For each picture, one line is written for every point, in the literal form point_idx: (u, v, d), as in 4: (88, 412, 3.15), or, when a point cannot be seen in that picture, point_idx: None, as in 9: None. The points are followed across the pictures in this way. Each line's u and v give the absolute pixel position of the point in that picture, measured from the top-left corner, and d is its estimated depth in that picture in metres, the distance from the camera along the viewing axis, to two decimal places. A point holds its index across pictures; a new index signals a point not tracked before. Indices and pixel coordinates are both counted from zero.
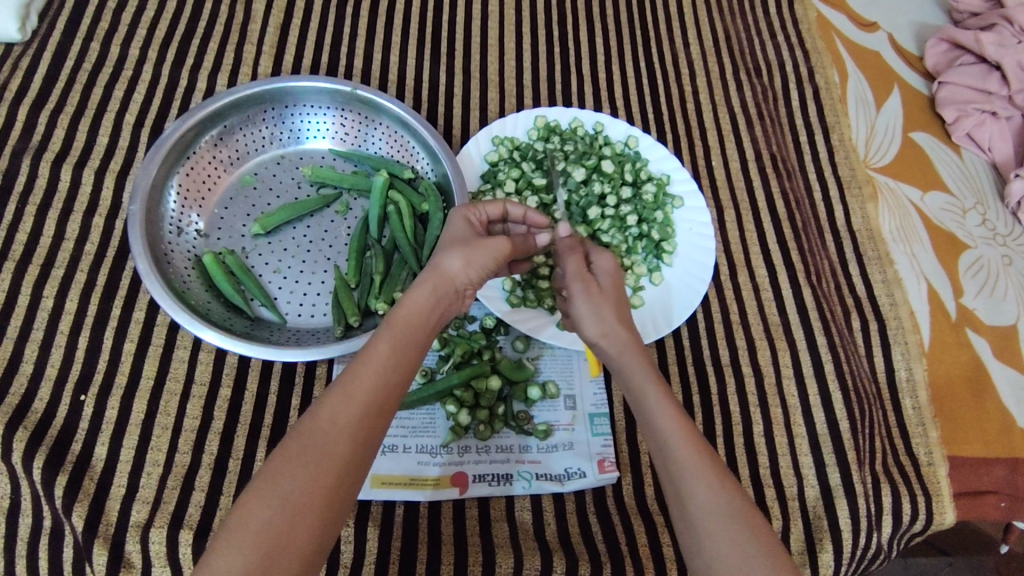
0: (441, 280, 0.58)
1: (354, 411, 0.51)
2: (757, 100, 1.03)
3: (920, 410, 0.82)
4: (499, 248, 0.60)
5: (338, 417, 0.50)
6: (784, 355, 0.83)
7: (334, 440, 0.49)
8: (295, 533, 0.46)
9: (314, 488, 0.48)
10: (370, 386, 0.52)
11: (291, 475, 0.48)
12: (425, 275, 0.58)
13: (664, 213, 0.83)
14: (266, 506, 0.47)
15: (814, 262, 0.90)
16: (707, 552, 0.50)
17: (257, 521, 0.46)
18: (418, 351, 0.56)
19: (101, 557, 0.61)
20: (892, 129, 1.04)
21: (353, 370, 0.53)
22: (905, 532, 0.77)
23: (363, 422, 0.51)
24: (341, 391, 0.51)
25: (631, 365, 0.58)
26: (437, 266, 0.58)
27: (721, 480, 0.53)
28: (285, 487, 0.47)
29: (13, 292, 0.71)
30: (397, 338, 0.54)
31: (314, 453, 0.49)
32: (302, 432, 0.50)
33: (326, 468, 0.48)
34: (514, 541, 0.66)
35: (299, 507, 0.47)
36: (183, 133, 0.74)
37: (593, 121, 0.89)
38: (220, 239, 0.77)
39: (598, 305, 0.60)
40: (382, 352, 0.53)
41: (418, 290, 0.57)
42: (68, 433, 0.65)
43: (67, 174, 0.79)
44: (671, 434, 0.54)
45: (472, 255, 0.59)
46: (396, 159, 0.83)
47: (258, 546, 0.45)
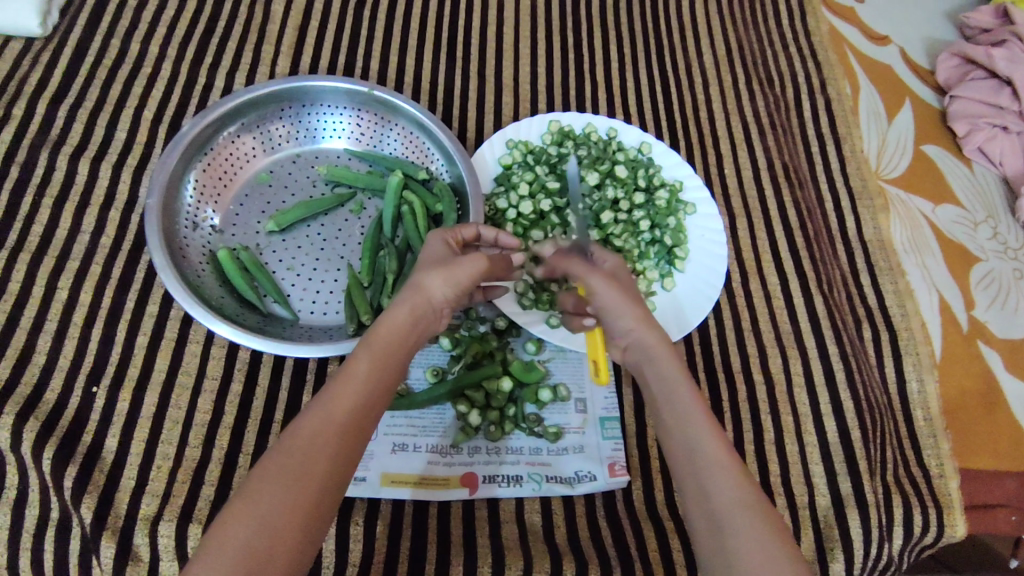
0: (419, 299, 0.58)
1: (333, 428, 0.50)
2: (770, 110, 1.03)
3: (931, 422, 0.82)
4: (478, 264, 0.59)
5: (316, 436, 0.50)
6: (795, 363, 0.83)
7: (314, 458, 0.49)
8: (273, 553, 0.46)
9: (292, 509, 0.47)
10: (349, 406, 0.52)
11: (272, 492, 0.47)
12: (404, 295, 0.57)
13: (676, 219, 0.84)
14: (246, 524, 0.46)
15: (826, 271, 0.90)
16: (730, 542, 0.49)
17: (236, 540, 0.45)
18: (396, 371, 0.56)
19: (109, 550, 0.61)
20: (903, 141, 1.04)
21: (332, 388, 0.52)
22: (917, 544, 0.76)
23: (345, 440, 0.51)
24: (321, 408, 0.51)
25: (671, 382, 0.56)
26: (418, 287, 0.58)
27: (765, 515, 0.50)
28: (265, 505, 0.47)
29: (27, 283, 0.72)
30: (376, 359, 0.54)
31: (292, 472, 0.48)
32: (280, 450, 0.50)
33: (306, 486, 0.48)
34: (523, 544, 0.66)
35: (277, 528, 0.46)
36: (202, 129, 0.74)
37: (606, 127, 0.90)
38: (235, 236, 0.77)
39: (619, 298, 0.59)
40: (361, 373, 0.53)
41: (398, 309, 0.57)
42: (79, 425, 0.65)
43: (85, 168, 0.79)
44: (715, 469, 0.52)
45: (451, 272, 0.58)
46: (411, 160, 0.83)
47: (236, 564, 0.44)
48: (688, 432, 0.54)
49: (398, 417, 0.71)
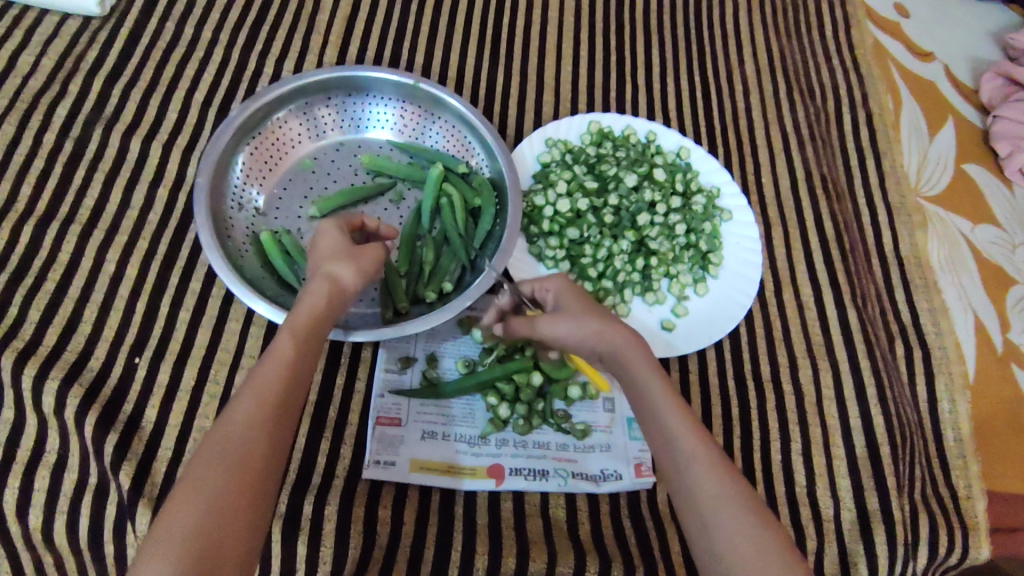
0: (334, 287, 0.60)
1: (266, 410, 0.52)
2: (810, 120, 1.02)
3: (961, 442, 0.81)
4: (377, 252, 0.65)
5: (250, 419, 0.51)
6: (825, 375, 0.83)
7: (251, 440, 0.50)
8: (227, 530, 0.47)
9: (238, 486, 0.48)
10: (279, 387, 0.54)
11: (213, 477, 0.48)
12: (318, 283, 0.60)
13: (712, 225, 0.85)
14: (190, 513, 0.46)
15: (861, 285, 0.89)
16: (709, 525, 0.53)
17: (183, 530, 0.46)
18: (316, 353, 0.58)
19: (145, 517, 0.63)
20: (945, 159, 1.03)
21: (257, 375, 0.54)
22: (940, 565, 0.76)
23: (277, 419, 0.53)
24: (251, 394, 0.53)
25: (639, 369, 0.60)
26: (331, 276, 0.61)
27: (738, 494, 0.53)
28: (210, 492, 0.47)
29: (77, 254, 0.74)
30: (298, 342, 0.57)
31: (233, 455, 0.49)
32: (214, 439, 0.50)
33: (250, 465, 0.50)
34: (547, 537, 0.66)
35: (227, 507, 0.47)
36: (252, 112, 0.76)
37: (646, 130, 0.90)
38: (278, 219, 0.79)
39: (577, 317, 0.62)
40: (287, 355, 0.55)
41: (313, 295, 0.59)
42: (120, 395, 0.67)
43: (136, 146, 0.82)
44: (687, 446, 0.56)
45: (360, 262, 0.63)
46: (452, 154, 0.84)
47: (187, 554, 0.45)
48: (660, 417, 0.57)
49: (429, 406, 0.72)
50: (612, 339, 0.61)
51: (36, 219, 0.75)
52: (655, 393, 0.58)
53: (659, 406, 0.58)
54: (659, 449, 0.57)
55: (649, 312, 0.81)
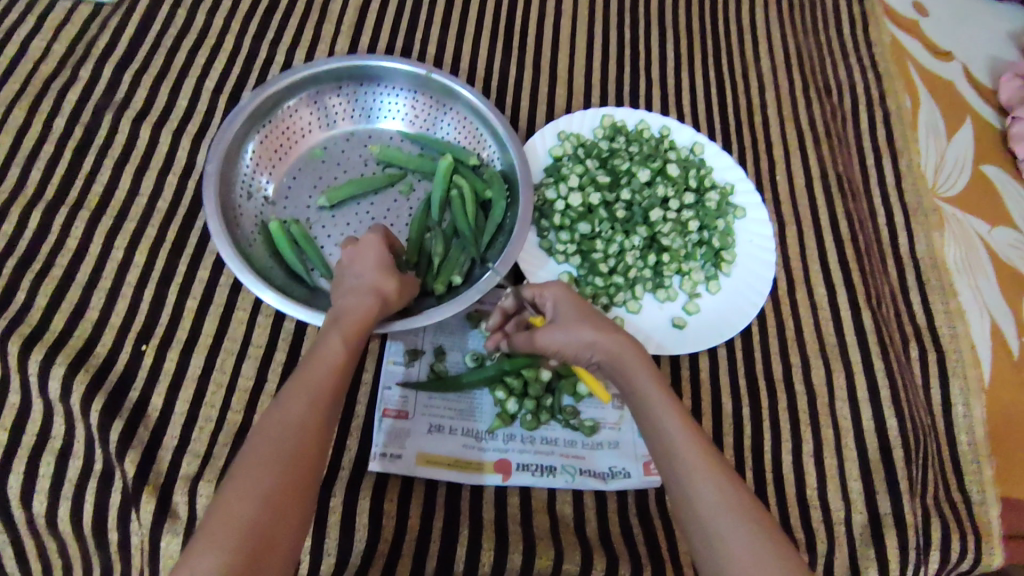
0: (385, 293, 0.61)
1: (320, 410, 0.53)
2: (826, 118, 1.01)
3: (976, 447, 0.80)
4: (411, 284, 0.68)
5: (306, 417, 0.52)
6: (838, 376, 0.81)
7: (306, 440, 0.51)
8: (281, 529, 0.47)
9: (293, 486, 0.49)
10: (330, 385, 0.54)
11: (271, 473, 0.48)
12: (370, 288, 0.61)
13: (726, 222, 0.83)
14: (249, 506, 0.46)
15: (875, 286, 0.88)
16: (717, 541, 0.51)
17: (240, 523, 0.46)
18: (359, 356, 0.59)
19: (149, 505, 0.63)
20: (962, 159, 1.01)
21: (310, 370, 0.54)
22: (952, 570, 0.74)
23: (326, 419, 0.53)
24: (306, 391, 0.53)
25: (636, 376, 0.59)
26: (384, 286, 0.61)
27: (742, 504, 0.52)
28: (266, 485, 0.47)
29: (85, 240, 0.74)
30: (351, 343, 0.57)
31: (289, 453, 0.50)
32: (272, 434, 0.50)
33: (303, 466, 0.50)
34: (554, 534, 0.66)
35: (283, 506, 0.48)
36: (263, 101, 0.75)
37: (659, 125, 0.89)
38: (286, 208, 0.78)
39: (574, 328, 0.61)
40: (341, 355, 0.56)
41: (364, 297, 0.59)
42: (126, 382, 0.67)
43: (146, 133, 0.81)
44: (688, 459, 0.54)
45: (404, 287, 0.65)
46: (463, 146, 0.84)
47: (241, 547, 0.45)
48: (658, 426, 0.57)
49: (436, 399, 0.72)
50: (606, 347, 0.60)
51: (46, 204, 0.75)
52: (653, 400, 0.58)
53: (657, 415, 0.57)
54: (659, 458, 0.57)
55: (660, 309, 0.80)
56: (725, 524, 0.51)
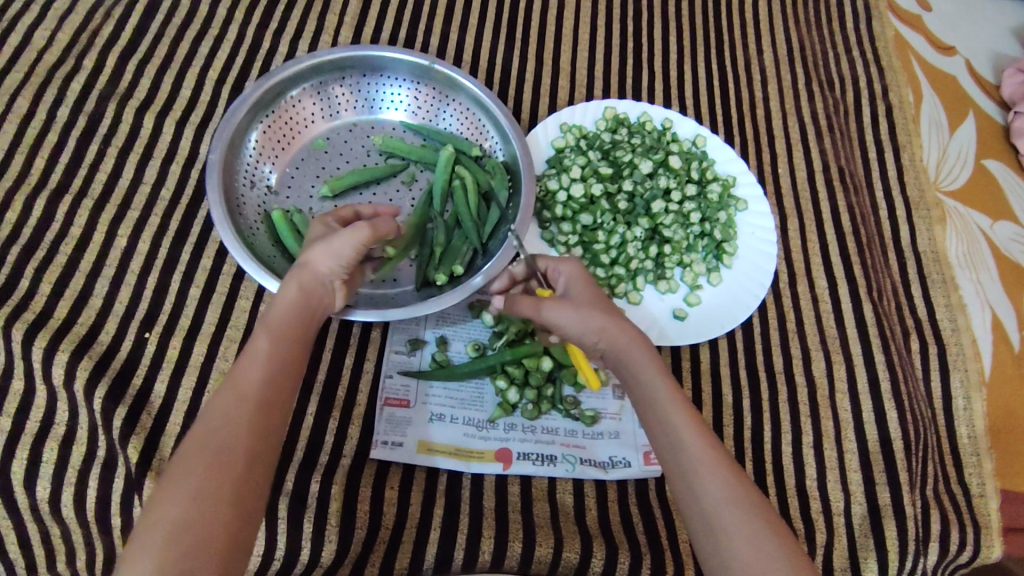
0: (307, 277, 0.60)
1: (242, 407, 0.52)
2: (829, 112, 1.01)
3: (975, 439, 0.80)
4: (359, 234, 0.60)
5: (225, 417, 0.52)
6: (839, 369, 0.82)
7: (227, 437, 0.51)
8: (207, 526, 0.47)
9: (215, 483, 0.48)
10: (258, 382, 0.54)
11: (192, 476, 0.48)
12: (292, 275, 0.60)
13: (727, 214, 0.83)
14: (171, 507, 0.47)
15: (876, 279, 0.88)
16: (718, 534, 0.52)
17: (162, 531, 0.46)
18: (297, 349, 0.58)
19: (152, 491, 0.63)
20: (964, 154, 1.01)
21: (237, 372, 0.55)
22: (951, 563, 0.74)
23: (254, 414, 0.53)
24: (226, 393, 0.53)
25: (643, 371, 0.58)
26: (304, 267, 0.60)
27: (747, 502, 0.53)
28: (188, 487, 0.48)
29: (89, 228, 0.74)
30: (275, 339, 0.57)
31: (210, 453, 0.50)
32: (194, 439, 0.51)
33: (226, 462, 0.50)
34: (554, 522, 0.66)
35: (204, 504, 0.48)
36: (266, 90, 0.76)
37: (661, 117, 0.89)
38: (289, 198, 0.79)
39: (584, 310, 0.60)
40: (262, 353, 0.56)
41: (288, 291, 0.59)
42: (129, 369, 0.68)
43: (150, 122, 0.82)
44: (695, 452, 0.54)
45: (332, 242, 0.60)
46: (465, 137, 0.84)
47: (166, 550, 0.45)
48: (662, 419, 0.56)
49: (438, 388, 0.72)
50: (616, 337, 0.60)
51: (49, 192, 0.75)
52: (659, 394, 0.57)
53: (663, 409, 0.57)
54: (662, 451, 0.56)
55: (661, 300, 0.81)
56: (731, 520, 0.52)
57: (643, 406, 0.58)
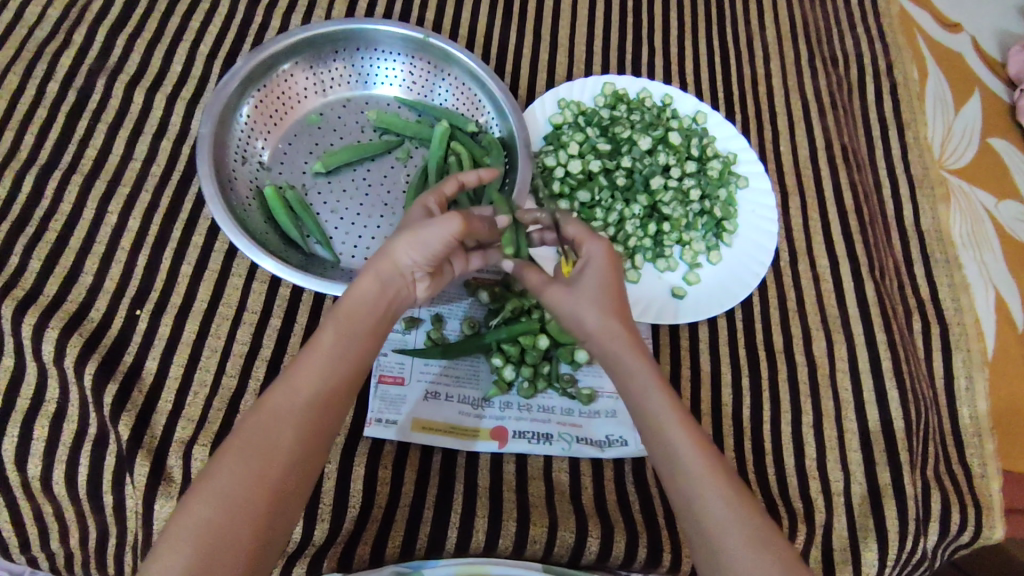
0: (384, 265, 0.57)
1: (299, 403, 0.52)
2: (832, 89, 0.99)
3: (977, 420, 0.79)
4: (449, 228, 0.54)
5: (280, 409, 0.51)
6: (839, 348, 0.81)
7: (275, 432, 0.50)
8: (238, 526, 0.47)
9: (254, 481, 0.48)
10: (314, 378, 0.53)
11: (233, 468, 0.49)
12: (371, 261, 0.57)
13: (727, 192, 0.82)
14: (204, 504, 0.47)
15: (879, 257, 0.87)
16: (719, 555, 0.50)
17: (196, 522, 0.47)
18: (365, 342, 0.56)
19: (143, 468, 0.63)
20: (970, 132, 0.99)
21: (299, 362, 0.54)
22: (951, 543, 0.74)
23: (310, 410, 0.52)
24: (286, 384, 0.53)
25: (638, 375, 0.56)
26: (386, 254, 0.56)
27: (748, 521, 0.51)
28: (227, 481, 0.48)
29: (79, 204, 0.73)
30: (341, 330, 0.55)
31: (256, 447, 0.50)
32: (246, 427, 0.51)
33: (270, 459, 0.49)
34: (549, 501, 0.65)
35: (239, 502, 0.48)
36: (257, 65, 0.74)
37: (661, 93, 0.87)
38: (282, 174, 0.77)
39: (580, 305, 0.58)
40: (326, 343, 0.54)
41: (363, 279, 0.57)
42: (120, 346, 0.67)
43: (140, 97, 0.80)
44: (694, 468, 0.52)
45: (415, 236, 0.55)
46: (461, 112, 0.82)
47: (198, 543, 0.46)
48: (659, 429, 0.55)
49: (433, 365, 0.71)
50: (614, 345, 0.57)
51: (39, 168, 0.74)
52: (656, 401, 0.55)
53: (659, 418, 0.55)
54: (662, 465, 0.54)
55: (659, 278, 0.79)
56: (734, 536, 0.50)
57: (643, 418, 0.56)
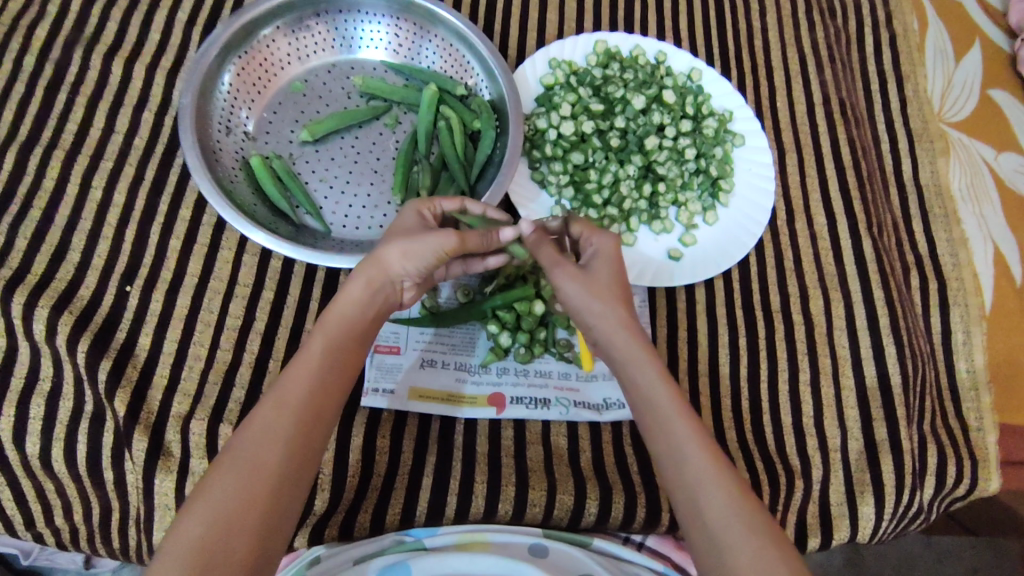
0: (375, 272, 0.56)
1: (289, 415, 0.51)
2: (830, 41, 0.97)
3: (974, 374, 0.79)
4: (443, 242, 0.55)
5: (269, 422, 0.50)
6: (837, 306, 0.80)
7: (266, 445, 0.49)
8: (234, 540, 0.46)
9: (249, 494, 0.47)
10: (303, 389, 0.52)
11: (225, 483, 0.47)
12: (360, 268, 0.56)
13: (723, 150, 0.80)
14: (197, 521, 0.46)
15: (877, 214, 0.86)
16: (724, 552, 0.48)
17: (189, 539, 0.45)
18: (352, 352, 0.56)
19: (141, 443, 0.63)
20: (969, 86, 0.95)
21: (287, 375, 0.53)
22: (947, 495, 0.74)
23: (301, 421, 0.51)
24: (274, 397, 0.52)
25: (638, 362, 0.55)
26: (373, 262, 0.56)
27: (755, 518, 0.49)
28: (220, 496, 0.47)
29: (62, 181, 0.72)
30: (330, 340, 0.54)
31: (247, 461, 0.48)
32: (236, 443, 0.50)
33: (263, 473, 0.48)
34: (547, 466, 0.66)
35: (233, 515, 0.46)
36: (237, 30, 0.72)
37: (655, 50, 0.85)
38: (268, 143, 0.76)
39: (596, 292, 0.56)
40: (314, 354, 0.54)
41: (351, 288, 0.56)
42: (113, 323, 0.66)
43: (118, 68, 0.78)
44: (697, 465, 0.51)
45: (410, 247, 0.55)
46: (449, 75, 0.80)
47: (192, 561, 0.44)
48: (659, 417, 0.53)
49: (427, 333, 0.70)
50: (620, 338, 0.56)
51: (19, 145, 0.73)
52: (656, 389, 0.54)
53: (659, 407, 0.54)
54: (663, 465, 0.53)
55: (656, 241, 0.78)
56: (738, 535, 0.48)
57: (643, 417, 0.55)
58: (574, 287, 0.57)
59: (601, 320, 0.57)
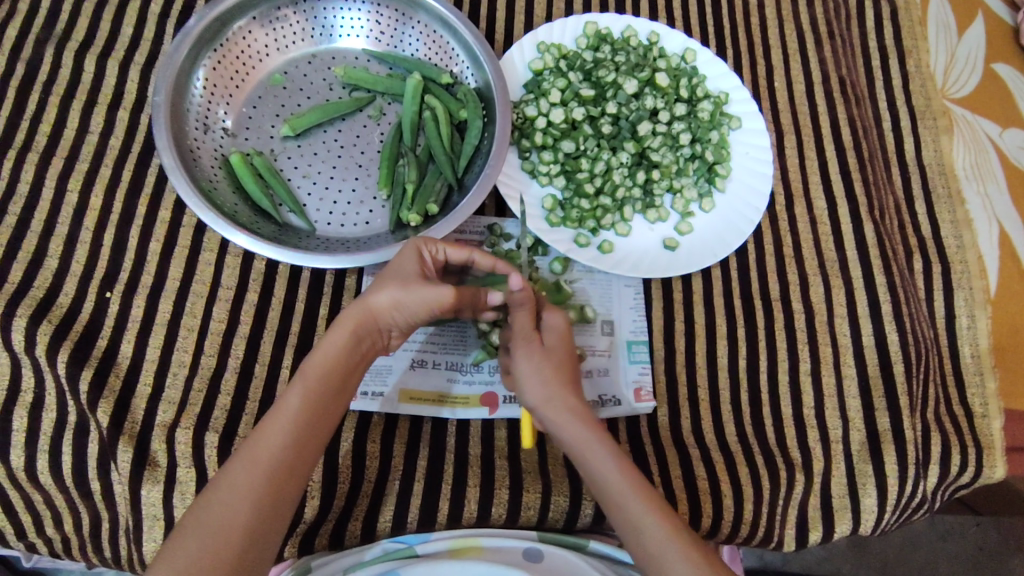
0: (360, 321, 0.55)
1: (260, 474, 0.50)
2: (829, 17, 0.93)
3: (978, 358, 0.77)
4: (440, 297, 0.54)
5: (238, 482, 0.50)
6: (838, 293, 0.78)
7: (235, 505, 0.49)
8: None
9: (212, 556, 0.47)
10: (276, 446, 0.51)
11: (192, 543, 0.48)
12: (345, 314, 0.55)
13: (719, 133, 0.78)
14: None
15: (879, 197, 0.83)
16: None
17: None
18: (331, 402, 0.54)
19: (126, 454, 0.61)
20: (974, 59, 0.91)
21: (262, 429, 0.52)
22: (951, 484, 0.73)
23: (271, 479, 0.50)
24: (248, 453, 0.51)
25: (594, 452, 0.55)
26: (355, 310, 0.55)
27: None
28: (186, 556, 0.47)
29: (37, 185, 0.69)
30: (307, 393, 0.53)
31: (214, 522, 0.49)
32: (208, 500, 0.50)
33: (229, 534, 0.48)
34: (541, 467, 0.64)
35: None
36: (211, 21, 0.69)
37: (648, 30, 0.82)
38: (248, 140, 0.73)
39: (542, 369, 0.58)
40: (291, 407, 0.52)
41: (335, 336, 0.54)
42: (93, 331, 0.65)
43: (91, 65, 0.75)
44: (655, 531, 0.53)
45: (402, 297, 0.54)
46: (433, 63, 0.77)
47: None
48: (624, 511, 0.54)
49: (419, 334, 0.68)
50: (563, 412, 0.57)
51: None
52: (611, 479, 0.54)
53: (621, 494, 0.54)
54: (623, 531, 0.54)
55: (651, 230, 0.76)
56: None
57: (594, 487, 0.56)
58: (527, 364, 0.58)
59: (540, 400, 0.58)
